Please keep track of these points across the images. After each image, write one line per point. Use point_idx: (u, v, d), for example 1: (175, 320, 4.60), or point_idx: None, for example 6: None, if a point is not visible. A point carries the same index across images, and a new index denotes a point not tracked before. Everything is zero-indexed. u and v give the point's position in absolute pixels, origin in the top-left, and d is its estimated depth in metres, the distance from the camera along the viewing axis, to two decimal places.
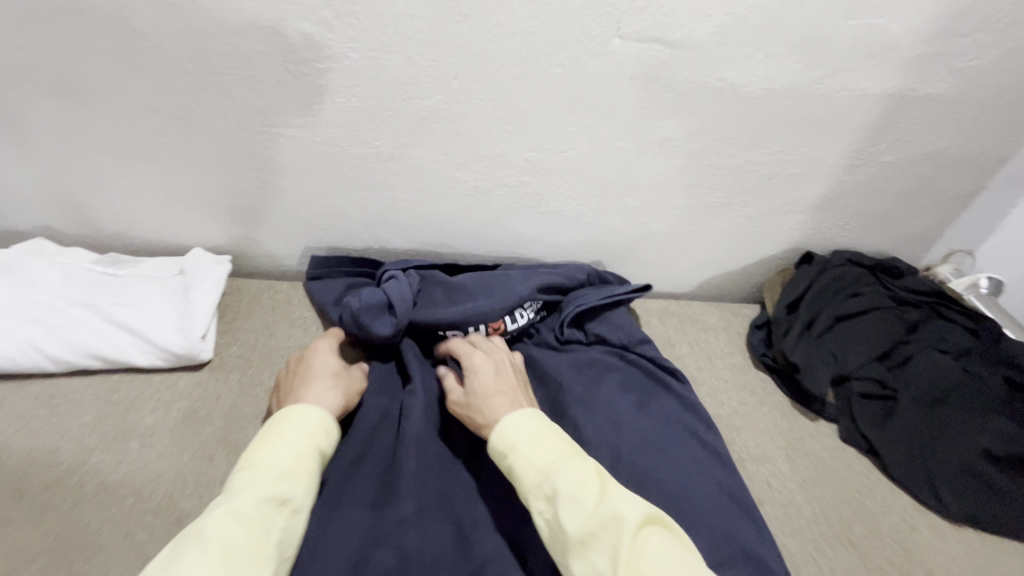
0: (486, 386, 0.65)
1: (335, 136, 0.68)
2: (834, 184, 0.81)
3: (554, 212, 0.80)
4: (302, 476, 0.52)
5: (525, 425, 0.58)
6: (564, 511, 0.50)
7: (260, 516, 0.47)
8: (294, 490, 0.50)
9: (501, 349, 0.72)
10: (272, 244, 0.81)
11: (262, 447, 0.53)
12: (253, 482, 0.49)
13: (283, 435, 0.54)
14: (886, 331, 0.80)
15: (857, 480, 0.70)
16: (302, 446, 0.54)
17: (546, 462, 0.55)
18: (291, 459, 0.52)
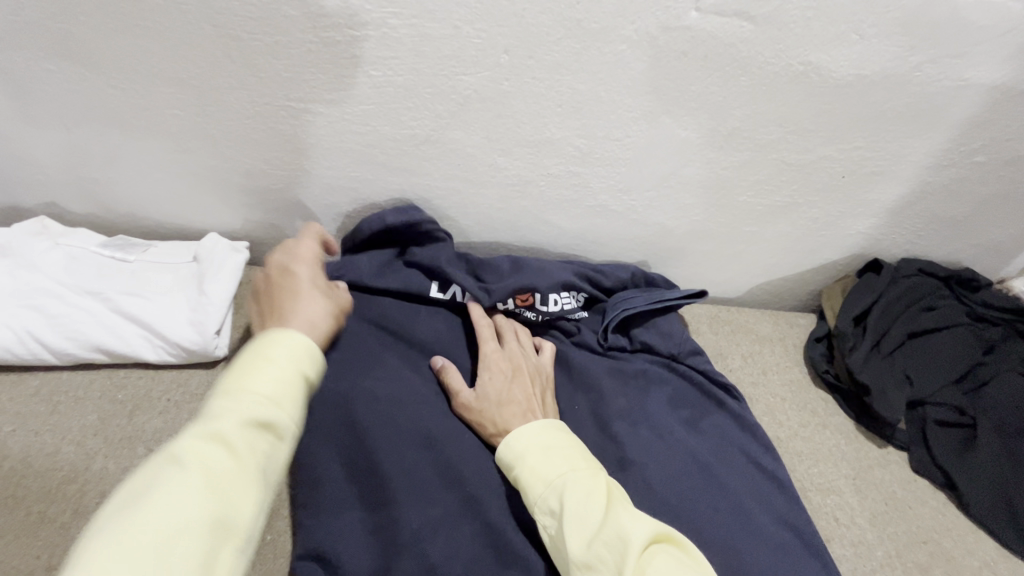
0: (502, 394, 0.60)
1: (368, 114, 0.62)
2: (913, 186, 0.73)
3: (601, 206, 0.73)
4: (290, 403, 0.38)
5: (536, 432, 0.54)
6: (569, 532, 0.45)
7: (245, 444, 0.36)
8: (275, 413, 0.37)
9: (523, 349, 0.66)
10: (292, 231, 0.75)
11: (247, 362, 0.41)
12: (235, 405, 0.37)
13: (264, 355, 0.40)
14: (961, 351, 0.73)
15: (933, 517, 0.62)
16: (290, 369, 0.39)
17: (553, 475, 0.50)
18: (271, 378, 0.38)
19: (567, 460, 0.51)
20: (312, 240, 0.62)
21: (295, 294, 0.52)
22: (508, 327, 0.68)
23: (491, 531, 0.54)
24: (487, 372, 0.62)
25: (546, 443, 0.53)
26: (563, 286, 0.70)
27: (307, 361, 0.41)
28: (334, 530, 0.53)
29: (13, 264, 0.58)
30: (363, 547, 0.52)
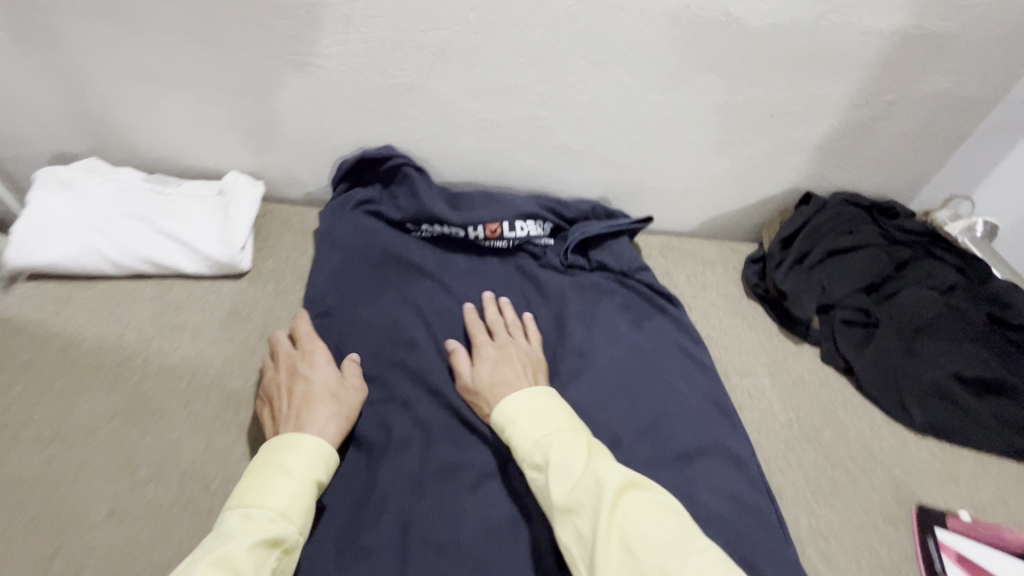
0: (494, 375, 0.64)
1: (361, 67, 0.74)
2: (836, 124, 0.84)
3: (563, 146, 0.85)
4: (297, 513, 0.48)
5: (526, 398, 0.59)
6: (553, 479, 0.51)
7: (249, 566, 0.43)
8: (285, 527, 0.46)
9: (514, 337, 0.71)
10: (298, 173, 0.87)
11: (250, 482, 0.49)
12: (246, 525, 0.45)
13: (277, 467, 0.50)
14: (875, 268, 0.85)
15: (832, 394, 0.75)
16: (301, 479, 0.50)
17: (540, 436, 0.55)
18: (287, 494, 0.48)
19: (551, 423, 0.56)
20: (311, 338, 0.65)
21: (307, 402, 0.58)
22: (499, 321, 0.73)
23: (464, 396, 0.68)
24: (480, 358, 0.66)
25: (531, 407, 0.58)
26: (526, 215, 0.82)
27: (322, 465, 0.53)
28: None
29: (75, 194, 0.71)
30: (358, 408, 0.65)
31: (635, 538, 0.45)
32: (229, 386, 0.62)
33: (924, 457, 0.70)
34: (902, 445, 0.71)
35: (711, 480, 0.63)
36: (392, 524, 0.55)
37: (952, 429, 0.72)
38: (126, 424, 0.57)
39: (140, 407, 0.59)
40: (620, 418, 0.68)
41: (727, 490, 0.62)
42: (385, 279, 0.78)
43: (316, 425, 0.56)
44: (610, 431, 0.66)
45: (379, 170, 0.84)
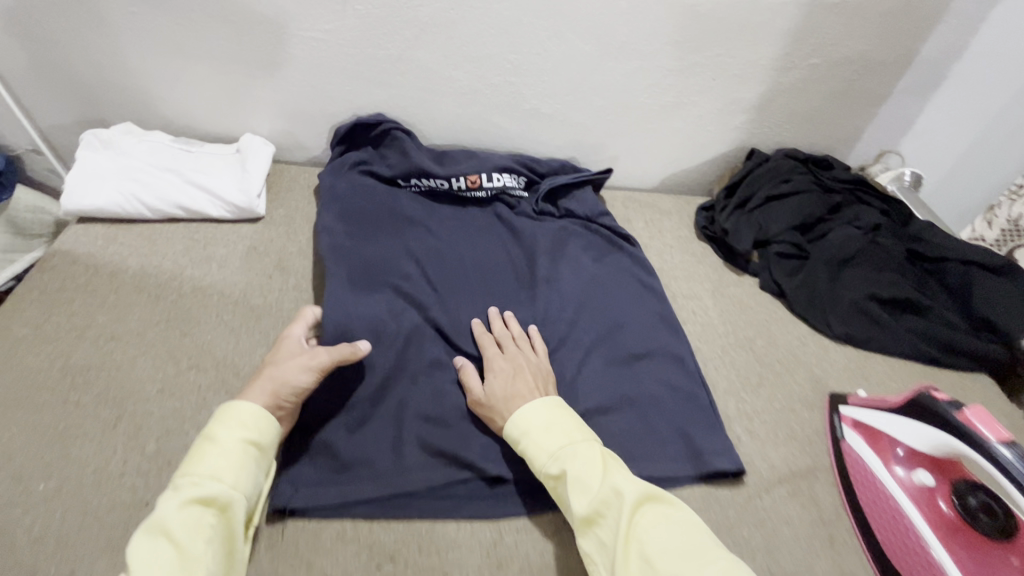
0: (507, 390, 0.65)
1: (356, 41, 0.86)
2: (769, 85, 0.97)
3: (534, 109, 0.97)
4: (229, 470, 0.52)
5: (539, 411, 0.61)
6: (573, 492, 0.55)
7: (180, 523, 0.47)
8: (213, 486, 0.50)
9: (523, 349, 0.71)
10: (303, 137, 1.00)
11: (187, 456, 0.53)
12: (176, 492, 0.49)
13: (208, 436, 0.54)
14: (810, 210, 0.96)
15: (766, 313, 0.87)
16: (229, 441, 0.53)
17: (557, 449, 0.58)
18: (215, 458, 0.52)
19: (566, 435, 0.59)
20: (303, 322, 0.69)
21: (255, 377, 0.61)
22: (507, 334, 0.73)
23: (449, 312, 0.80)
24: (492, 373, 0.68)
25: (546, 419, 0.61)
26: (502, 168, 0.94)
27: (252, 426, 0.55)
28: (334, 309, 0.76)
29: (115, 152, 0.83)
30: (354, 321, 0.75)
31: (652, 549, 0.51)
32: (251, 302, 0.75)
33: (841, 360, 0.83)
34: (824, 351, 0.83)
35: (655, 373, 0.75)
36: (387, 401, 0.67)
37: (867, 337, 0.85)
38: (169, 328, 0.70)
39: (179, 316, 0.71)
40: (581, 327, 0.79)
41: (668, 381, 0.74)
42: (375, 221, 0.87)
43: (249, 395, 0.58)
44: (571, 339, 0.77)
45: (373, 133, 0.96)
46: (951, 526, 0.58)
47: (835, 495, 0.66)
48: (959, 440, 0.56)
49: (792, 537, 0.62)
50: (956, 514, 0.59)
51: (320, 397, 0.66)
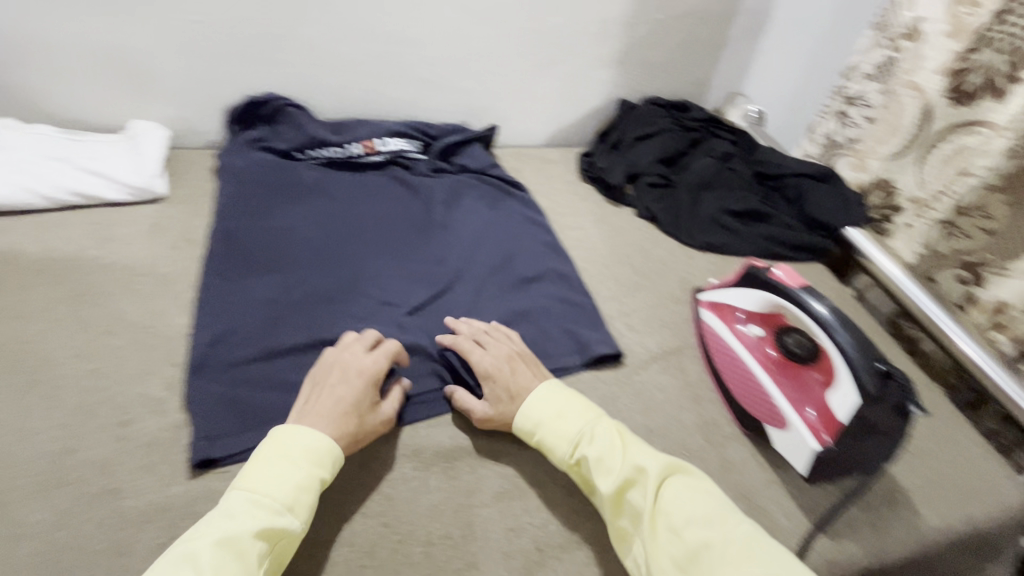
0: (512, 391, 0.65)
1: (236, 21, 0.91)
2: (624, 40, 1.11)
3: (419, 77, 1.06)
4: (303, 506, 0.52)
5: (548, 403, 0.64)
6: (596, 473, 0.58)
7: (255, 552, 0.48)
8: (290, 522, 0.51)
9: (500, 339, 0.70)
10: (196, 122, 1.01)
11: (260, 469, 0.53)
12: (254, 511, 0.50)
13: (282, 457, 0.54)
14: (673, 145, 1.10)
15: (642, 235, 1.00)
16: (310, 475, 0.54)
17: (575, 435, 0.61)
18: (292, 488, 0.52)
19: (581, 418, 0.63)
20: (387, 353, 0.66)
21: (334, 407, 0.59)
22: (478, 329, 0.72)
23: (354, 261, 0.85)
24: (489, 378, 0.66)
25: (558, 407, 0.64)
26: (394, 133, 1.03)
27: (328, 464, 0.56)
28: (238, 278, 0.78)
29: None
30: (262, 283, 0.79)
31: (678, 520, 0.54)
32: (160, 273, 0.79)
33: (704, 264, 0.97)
34: (690, 260, 0.97)
35: (546, 292, 0.85)
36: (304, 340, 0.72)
37: (723, 244, 0.99)
38: (77, 303, 0.73)
39: (86, 292, 0.74)
40: (478, 261, 0.89)
41: (558, 296, 0.85)
42: (278, 190, 0.93)
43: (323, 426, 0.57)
44: (468, 272, 0.87)
45: (263, 110, 0.99)
46: (780, 365, 0.70)
47: (699, 365, 0.79)
48: (772, 294, 0.69)
49: (663, 399, 0.74)
50: (781, 354, 0.70)
51: (238, 342, 0.71)
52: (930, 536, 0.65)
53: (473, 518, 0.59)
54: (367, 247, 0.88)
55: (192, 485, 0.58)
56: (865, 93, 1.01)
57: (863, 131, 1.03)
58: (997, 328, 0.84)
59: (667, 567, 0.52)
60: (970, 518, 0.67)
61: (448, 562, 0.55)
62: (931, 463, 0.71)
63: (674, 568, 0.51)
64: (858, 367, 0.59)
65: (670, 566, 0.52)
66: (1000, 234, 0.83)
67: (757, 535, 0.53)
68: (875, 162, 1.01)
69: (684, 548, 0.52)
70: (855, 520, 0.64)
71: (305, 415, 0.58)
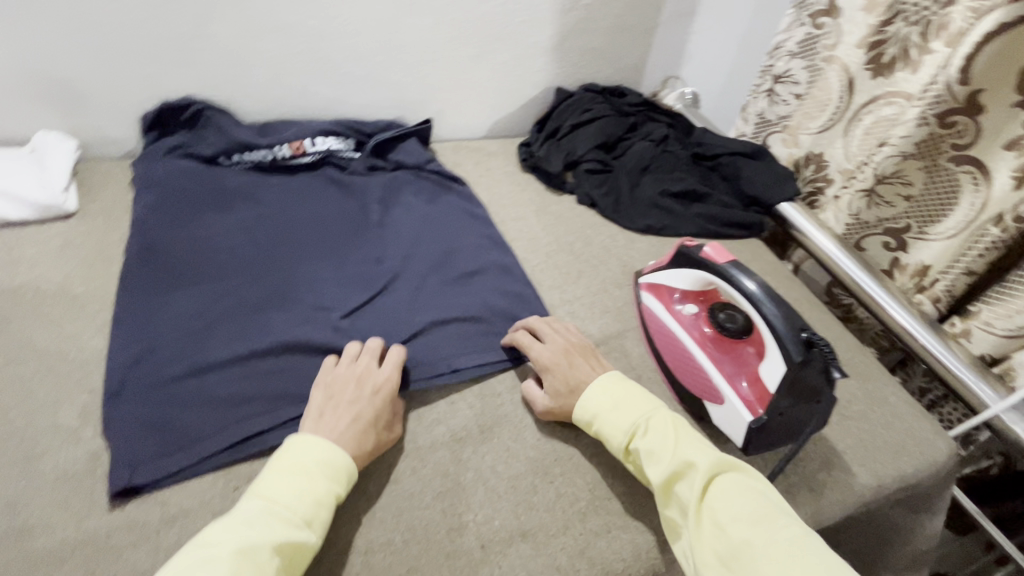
0: (572, 383, 0.66)
1: (140, 21, 0.85)
2: (556, 27, 1.10)
3: (348, 73, 1.02)
4: (319, 522, 0.52)
5: (607, 393, 0.64)
6: (647, 463, 0.58)
7: (273, 566, 0.47)
8: (307, 537, 0.50)
9: (559, 334, 0.72)
10: (109, 130, 0.95)
11: (278, 478, 0.53)
12: (274, 522, 0.49)
13: (303, 469, 0.54)
14: (611, 130, 1.10)
15: (584, 221, 1.01)
16: (327, 490, 0.53)
17: (629, 426, 0.61)
18: (310, 502, 0.52)
19: (636, 410, 0.62)
20: (395, 365, 0.67)
21: (354, 419, 0.60)
22: (541, 325, 0.74)
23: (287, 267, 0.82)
24: (546, 371, 0.68)
25: (615, 398, 0.64)
26: (324, 132, 0.99)
27: (344, 481, 0.55)
28: (161, 293, 0.74)
29: None
30: (186, 296, 0.75)
31: (725, 515, 0.52)
32: (71, 293, 0.74)
33: (644, 246, 0.98)
34: (630, 243, 0.98)
35: (488, 285, 0.84)
36: (231, 353, 0.69)
37: (662, 225, 1.01)
38: None
39: None
40: (417, 259, 0.87)
41: (500, 288, 0.84)
42: (201, 197, 0.88)
43: (343, 439, 0.58)
44: (407, 271, 0.84)
45: (183, 116, 0.95)
46: (715, 341, 0.71)
47: (642, 347, 0.79)
48: (704, 271, 0.70)
49: None
50: (716, 330, 0.71)
51: (159, 360, 0.67)
52: (863, 493, 0.67)
53: (414, 522, 0.57)
54: (300, 251, 0.84)
55: (111, 514, 0.55)
56: (790, 69, 1.02)
57: (792, 108, 1.05)
58: (921, 290, 0.88)
59: (710, 561, 0.50)
60: (900, 473, 0.70)
61: (388, 569, 0.54)
62: (863, 424, 0.74)
63: (717, 563, 0.50)
64: (783, 336, 0.60)
65: (713, 561, 0.50)
66: (918, 199, 0.86)
67: (806, 534, 0.49)
68: (806, 137, 1.03)
69: (726, 543, 0.50)
70: (792, 485, 0.66)
71: (324, 426, 0.59)
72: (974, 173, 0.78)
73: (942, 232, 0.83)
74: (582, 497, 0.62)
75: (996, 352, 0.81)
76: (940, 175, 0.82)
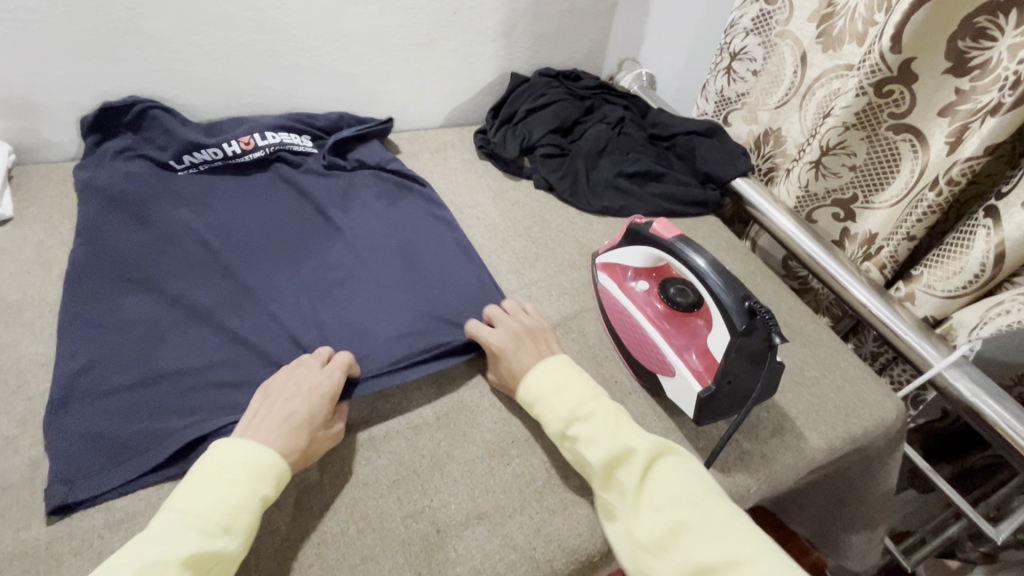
0: (514, 366, 0.67)
1: (69, 16, 0.81)
2: (507, 11, 1.09)
3: (296, 65, 1.00)
4: (242, 526, 0.50)
5: (550, 376, 0.64)
6: (586, 447, 0.58)
7: None
8: (224, 544, 0.48)
9: (516, 318, 0.73)
10: (46, 132, 0.91)
11: (198, 485, 0.51)
12: (185, 533, 0.47)
13: (222, 475, 0.51)
14: (566, 114, 1.10)
15: (541, 206, 1.01)
16: (250, 494, 0.51)
17: (569, 410, 0.61)
18: (227, 508, 0.49)
19: (575, 395, 0.62)
20: (341, 368, 0.65)
21: (284, 417, 0.58)
22: (500, 312, 0.74)
23: (234, 268, 0.79)
24: (495, 354, 0.68)
25: (557, 383, 0.64)
26: (275, 128, 0.97)
27: (271, 482, 0.53)
28: (103, 300, 0.72)
29: None
30: (130, 303, 0.72)
31: (663, 499, 0.54)
32: (7, 302, 0.71)
33: (603, 228, 0.99)
34: (588, 225, 0.98)
35: (449, 277, 0.83)
36: (180, 358, 0.68)
37: (621, 207, 1.01)
38: None
39: None
40: (373, 253, 0.85)
41: (458, 277, 0.83)
42: (145, 199, 0.85)
43: (269, 438, 0.55)
44: (363, 265, 0.83)
45: (126, 116, 0.91)
46: (667, 316, 0.71)
47: (599, 327, 0.80)
48: (654, 248, 0.71)
49: None
50: (668, 305, 0.72)
51: (104, 367, 0.65)
52: (814, 457, 0.69)
53: (369, 511, 0.57)
54: (251, 251, 0.82)
55: (54, 523, 0.54)
56: (746, 47, 1.03)
57: (750, 85, 1.06)
58: (868, 258, 0.91)
59: (646, 542, 0.52)
60: (850, 435, 0.72)
61: (343, 559, 0.53)
62: (814, 390, 0.76)
63: (652, 543, 0.51)
64: (729, 308, 0.61)
65: (648, 541, 0.52)
66: (862, 169, 0.89)
67: (736, 514, 0.52)
68: (765, 114, 1.05)
69: (665, 525, 0.52)
70: (745, 452, 0.68)
71: (254, 426, 0.57)
72: (913, 140, 0.81)
73: (885, 200, 0.87)
74: (538, 476, 0.62)
75: (939, 314, 0.84)
76: (881, 144, 0.85)
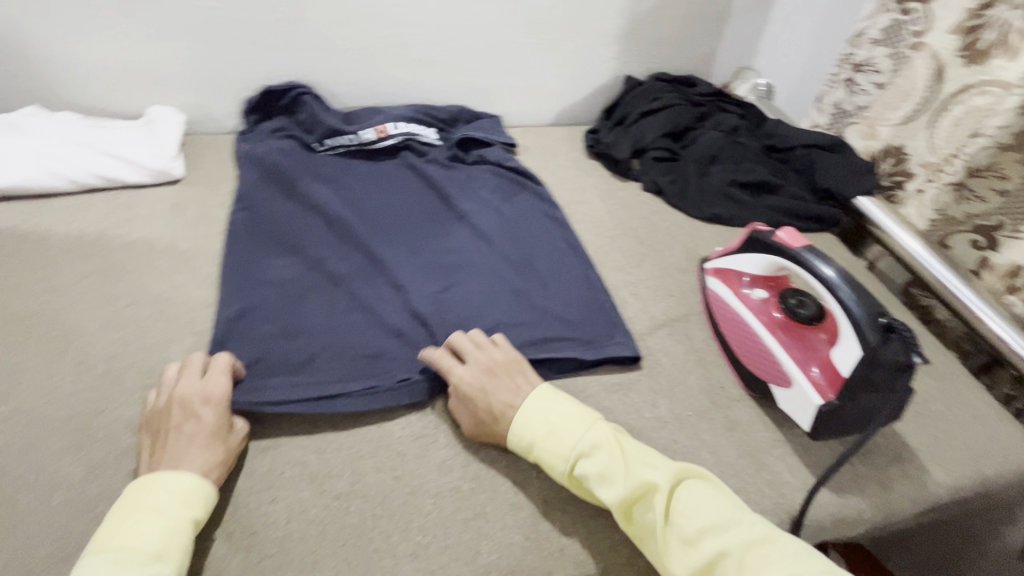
0: (496, 406, 0.63)
1: (246, 6, 0.93)
2: (628, 16, 1.11)
3: (426, 59, 1.07)
4: (176, 551, 0.49)
5: (535, 419, 0.60)
6: (602, 486, 0.56)
7: None
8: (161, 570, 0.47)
9: (479, 350, 0.68)
10: (213, 108, 1.03)
11: (120, 523, 0.50)
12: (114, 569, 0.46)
13: (147, 508, 0.50)
14: (681, 119, 1.10)
15: (649, 208, 1.01)
16: (181, 518, 0.51)
17: (569, 453, 0.58)
18: (159, 535, 0.49)
19: (564, 436, 0.59)
20: (223, 371, 0.63)
21: (189, 441, 0.56)
22: (459, 340, 0.69)
23: (364, 240, 0.85)
24: (468, 395, 0.64)
25: (548, 422, 0.60)
26: (406, 119, 1.05)
27: (200, 503, 0.53)
28: (254, 259, 0.80)
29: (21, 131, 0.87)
30: (276, 263, 0.81)
31: (692, 530, 0.52)
32: (179, 249, 0.82)
33: (711, 236, 0.98)
34: (696, 231, 0.98)
35: (559, 270, 0.86)
36: (318, 317, 0.75)
37: (732, 216, 0.99)
38: (101, 278, 0.76)
39: (109, 268, 0.78)
40: (488, 238, 0.89)
41: (567, 270, 0.86)
42: (292, 172, 0.95)
43: (186, 458, 0.55)
44: (478, 249, 0.88)
45: (284, 99, 1.02)
46: (784, 326, 0.70)
47: (706, 332, 0.80)
48: (778, 256, 0.69)
49: (669, 363, 0.75)
50: (786, 315, 0.70)
51: (256, 316, 0.73)
52: (937, 493, 0.65)
53: (481, 473, 0.62)
54: (379, 227, 0.89)
55: None
56: (872, 57, 1.00)
57: (872, 98, 1.02)
58: (1013, 291, 0.83)
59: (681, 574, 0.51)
60: (981, 476, 0.67)
61: (457, 513, 0.58)
62: (940, 423, 0.71)
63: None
64: (862, 323, 0.59)
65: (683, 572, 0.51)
66: (1015, 195, 0.81)
67: (770, 535, 0.51)
68: (885, 129, 0.99)
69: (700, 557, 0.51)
70: (861, 476, 0.65)
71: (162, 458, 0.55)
72: None
73: None
74: None
75: None
76: None
